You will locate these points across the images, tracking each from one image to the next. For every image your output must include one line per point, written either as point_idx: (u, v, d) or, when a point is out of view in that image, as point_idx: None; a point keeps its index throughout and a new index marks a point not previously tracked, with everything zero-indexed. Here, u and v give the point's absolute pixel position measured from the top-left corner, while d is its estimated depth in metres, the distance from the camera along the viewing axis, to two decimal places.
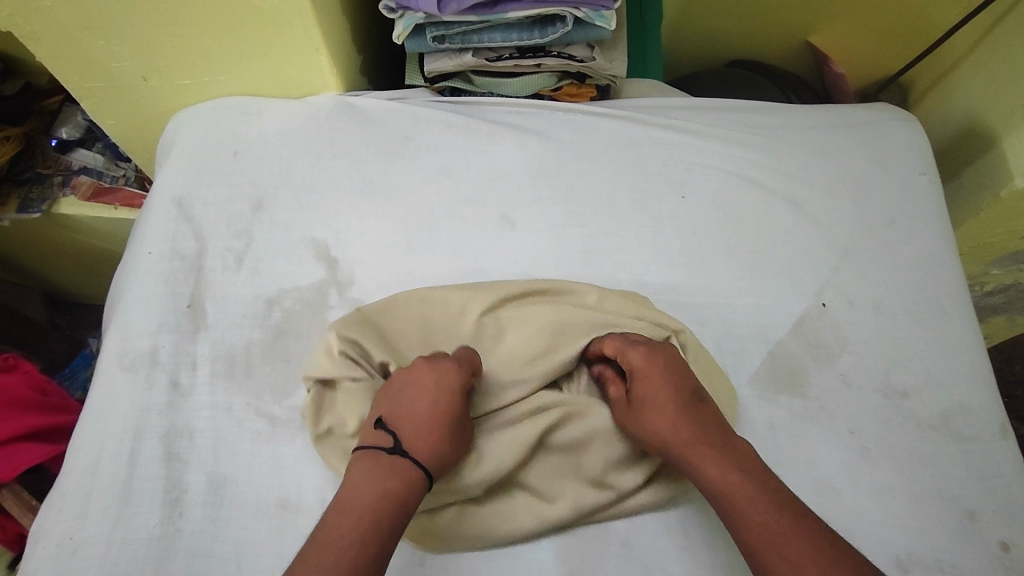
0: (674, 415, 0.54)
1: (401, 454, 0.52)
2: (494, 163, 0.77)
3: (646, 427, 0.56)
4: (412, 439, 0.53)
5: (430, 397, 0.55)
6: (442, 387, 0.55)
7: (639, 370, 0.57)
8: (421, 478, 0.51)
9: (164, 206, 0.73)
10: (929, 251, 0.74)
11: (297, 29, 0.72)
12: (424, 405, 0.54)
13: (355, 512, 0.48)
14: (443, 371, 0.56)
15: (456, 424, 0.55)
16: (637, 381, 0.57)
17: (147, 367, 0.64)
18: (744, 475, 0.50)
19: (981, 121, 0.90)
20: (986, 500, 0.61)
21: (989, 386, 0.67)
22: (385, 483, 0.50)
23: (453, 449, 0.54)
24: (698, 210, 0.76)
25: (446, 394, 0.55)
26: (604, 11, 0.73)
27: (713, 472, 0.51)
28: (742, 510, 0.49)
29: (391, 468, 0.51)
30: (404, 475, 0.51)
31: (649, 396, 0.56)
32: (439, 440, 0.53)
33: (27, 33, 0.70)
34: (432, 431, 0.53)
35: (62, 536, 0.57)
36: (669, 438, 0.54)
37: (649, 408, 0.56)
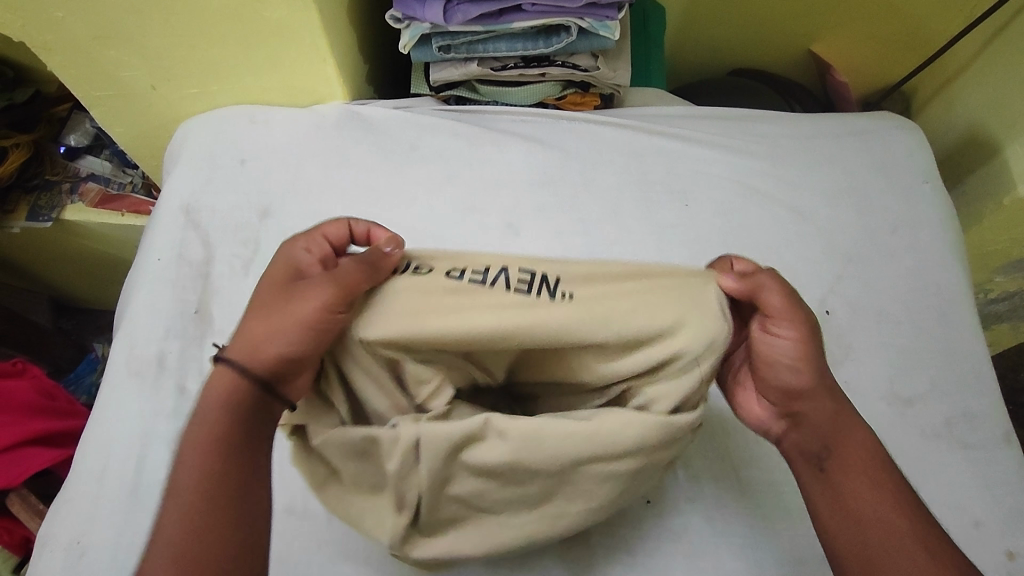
0: (824, 363, 0.51)
1: (221, 356, 0.48)
2: (499, 171, 0.78)
3: (818, 360, 0.50)
4: (239, 334, 0.49)
5: (265, 290, 0.50)
6: (273, 269, 0.52)
7: (795, 303, 0.53)
8: (242, 385, 0.46)
9: (172, 213, 0.74)
10: (933, 258, 0.75)
11: (304, 39, 0.73)
12: (261, 302, 0.50)
13: (181, 451, 0.45)
14: (285, 254, 0.53)
15: (286, 297, 0.49)
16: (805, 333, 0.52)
17: (155, 373, 0.65)
18: (876, 448, 0.49)
19: (984, 129, 0.90)
20: (991, 507, 0.61)
21: (993, 393, 0.67)
22: (210, 414, 0.46)
23: (274, 332, 0.47)
24: (702, 217, 0.76)
25: (279, 273, 0.51)
26: (609, 21, 0.74)
27: (861, 433, 0.49)
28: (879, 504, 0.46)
29: (210, 384, 0.47)
30: (218, 384, 0.46)
31: (809, 336, 0.52)
32: (259, 324, 0.48)
33: (40, 43, 0.71)
34: (259, 314, 0.49)
35: (70, 541, 0.57)
36: (830, 382, 0.50)
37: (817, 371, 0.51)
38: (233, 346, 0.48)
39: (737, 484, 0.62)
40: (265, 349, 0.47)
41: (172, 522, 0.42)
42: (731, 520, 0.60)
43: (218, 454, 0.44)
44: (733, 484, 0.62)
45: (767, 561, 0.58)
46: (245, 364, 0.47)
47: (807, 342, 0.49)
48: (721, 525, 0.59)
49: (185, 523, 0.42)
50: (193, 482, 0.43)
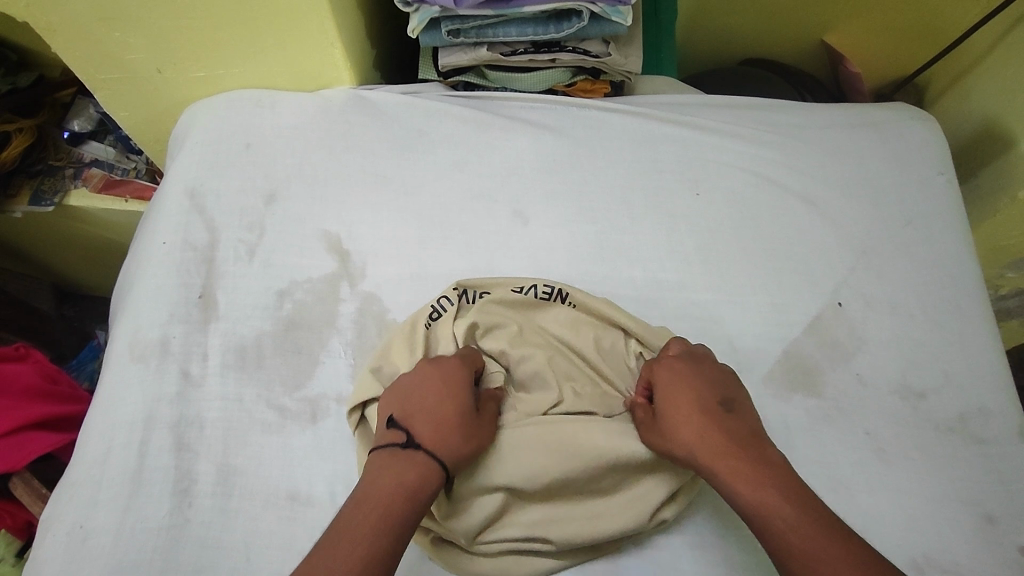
0: (704, 427, 0.51)
1: (416, 446, 0.49)
2: (507, 157, 0.77)
3: (674, 438, 0.52)
4: (427, 429, 0.50)
5: (436, 388, 0.52)
6: (456, 378, 0.53)
7: (672, 377, 0.55)
8: (440, 472, 0.49)
9: (177, 197, 0.73)
10: (947, 251, 0.73)
11: (312, 22, 0.71)
12: (439, 402, 0.52)
13: (370, 500, 0.46)
14: (453, 370, 0.54)
15: (470, 417, 0.52)
16: (660, 389, 0.55)
17: (158, 357, 0.64)
18: (786, 496, 0.46)
19: (1001, 122, 0.89)
20: (1004, 502, 0.60)
21: (1008, 389, 0.66)
22: (399, 476, 0.47)
23: (466, 439, 0.51)
24: (713, 207, 0.75)
25: (460, 389, 0.53)
26: (621, 5, 0.72)
27: (739, 490, 0.47)
28: (780, 535, 0.45)
29: (406, 461, 0.48)
30: (418, 466, 0.48)
31: (670, 405, 0.53)
32: (452, 434, 0.50)
33: (44, 24, 0.70)
34: (448, 422, 0.51)
35: (72, 526, 0.57)
36: (695, 453, 0.50)
37: (680, 413, 0.52)
38: (431, 441, 0.50)
39: None
40: (458, 459, 0.50)
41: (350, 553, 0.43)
42: None
43: (412, 512, 0.46)
44: None
45: None
46: (443, 464, 0.49)
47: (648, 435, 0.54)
48: (730, 517, 0.59)
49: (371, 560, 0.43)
50: (384, 519, 0.45)
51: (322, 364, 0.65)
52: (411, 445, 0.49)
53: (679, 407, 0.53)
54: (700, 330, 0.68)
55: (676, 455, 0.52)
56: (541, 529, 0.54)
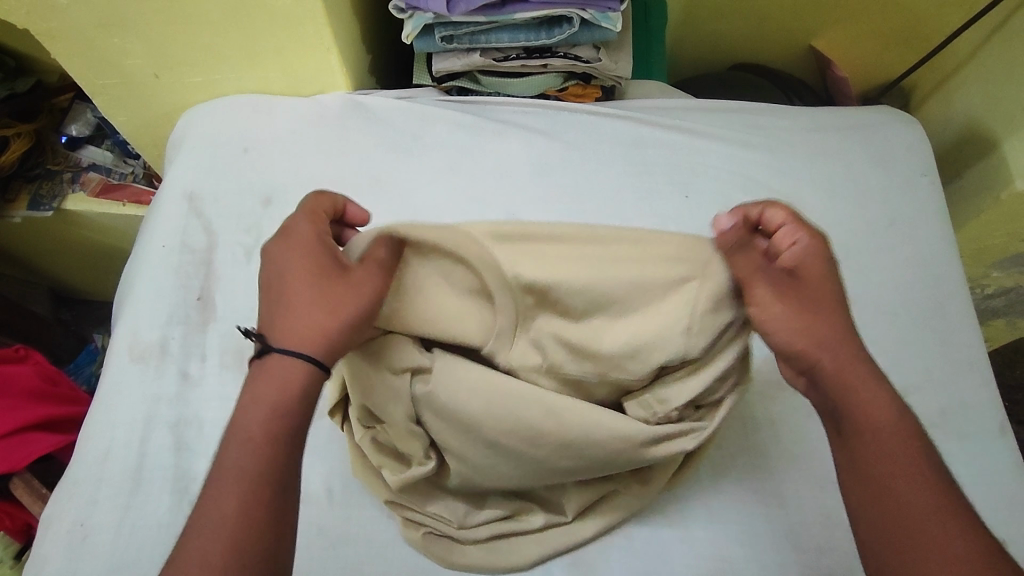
0: (835, 321, 0.48)
1: (271, 349, 0.45)
2: (500, 161, 0.78)
3: (802, 313, 0.48)
4: (278, 322, 0.46)
5: (288, 270, 0.47)
6: (291, 250, 0.48)
7: (807, 255, 0.49)
8: (304, 368, 0.45)
9: (175, 201, 0.74)
10: (930, 251, 0.75)
11: (307, 28, 0.73)
12: (295, 283, 0.47)
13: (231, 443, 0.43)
14: (290, 237, 0.48)
15: (322, 281, 0.46)
16: (805, 264, 0.49)
17: (158, 359, 0.65)
18: (901, 419, 0.46)
19: (983, 124, 0.91)
20: (985, 496, 0.62)
21: (988, 385, 0.68)
22: (257, 404, 0.44)
23: (331, 312, 0.45)
24: (701, 208, 0.77)
25: (300, 255, 0.47)
26: (611, 12, 0.74)
27: (869, 397, 0.47)
28: (894, 446, 0.45)
29: (262, 374, 0.45)
30: (273, 378, 0.44)
31: (817, 289, 0.48)
32: (309, 315, 0.46)
33: (44, 31, 0.71)
34: (300, 302, 0.46)
35: (73, 524, 0.58)
36: (820, 342, 0.47)
37: (822, 299, 0.48)
38: (286, 339, 0.45)
39: (734, 471, 0.63)
40: (325, 337, 0.45)
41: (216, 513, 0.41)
42: (728, 507, 0.61)
43: (272, 436, 0.43)
44: (729, 470, 0.62)
45: (763, 550, 0.59)
46: (313, 354, 0.45)
47: (782, 300, 0.47)
48: (717, 512, 0.60)
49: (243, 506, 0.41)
50: (253, 475, 0.42)
51: None
52: (265, 351, 0.45)
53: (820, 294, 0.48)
54: None
55: (790, 336, 0.47)
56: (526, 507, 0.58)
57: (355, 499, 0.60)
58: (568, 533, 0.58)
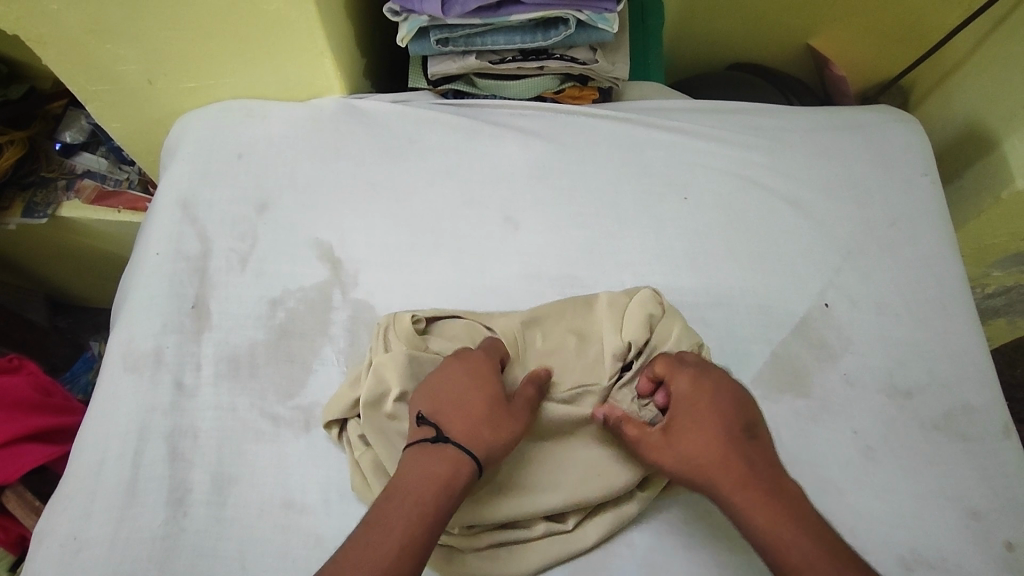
0: (716, 455, 0.51)
1: (445, 439, 0.50)
2: (496, 164, 0.78)
3: (681, 458, 0.52)
4: (453, 419, 0.51)
5: (465, 382, 0.54)
6: (480, 370, 0.55)
7: (682, 395, 0.54)
8: (469, 464, 0.49)
9: (169, 208, 0.74)
10: (931, 251, 0.74)
11: (302, 33, 0.72)
12: (473, 396, 0.53)
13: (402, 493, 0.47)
14: (472, 361, 0.55)
15: (499, 406, 0.53)
16: (681, 404, 0.54)
17: (151, 368, 0.64)
18: (795, 526, 0.47)
19: (983, 123, 0.90)
20: (990, 499, 0.61)
21: (992, 386, 0.67)
22: (429, 469, 0.49)
23: (497, 432, 0.51)
24: (700, 210, 0.76)
25: (488, 375, 0.55)
26: (607, 13, 0.73)
27: (758, 518, 0.48)
28: (793, 561, 0.45)
29: (435, 453, 0.50)
30: (447, 460, 0.49)
31: (690, 425, 0.52)
32: (480, 420, 0.51)
33: (35, 36, 0.70)
34: (475, 412, 0.52)
35: (66, 537, 0.57)
36: (708, 480, 0.50)
37: (697, 434, 0.52)
38: (466, 435, 0.51)
39: None
40: (492, 445, 0.51)
41: (376, 549, 0.44)
42: None
43: (441, 504, 0.47)
44: None
45: None
46: (478, 454, 0.50)
47: (661, 450, 0.53)
48: (721, 519, 0.60)
49: (401, 553, 0.44)
50: (412, 530, 0.45)
51: (314, 372, 0.66)
52: (441, 439, 0.50)
53: (697, 426, 0.52)
54: None
55: (677, 470, 0.52)
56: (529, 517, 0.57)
57: (352, 508, 0.59)
58: (568, 541, 0.57)
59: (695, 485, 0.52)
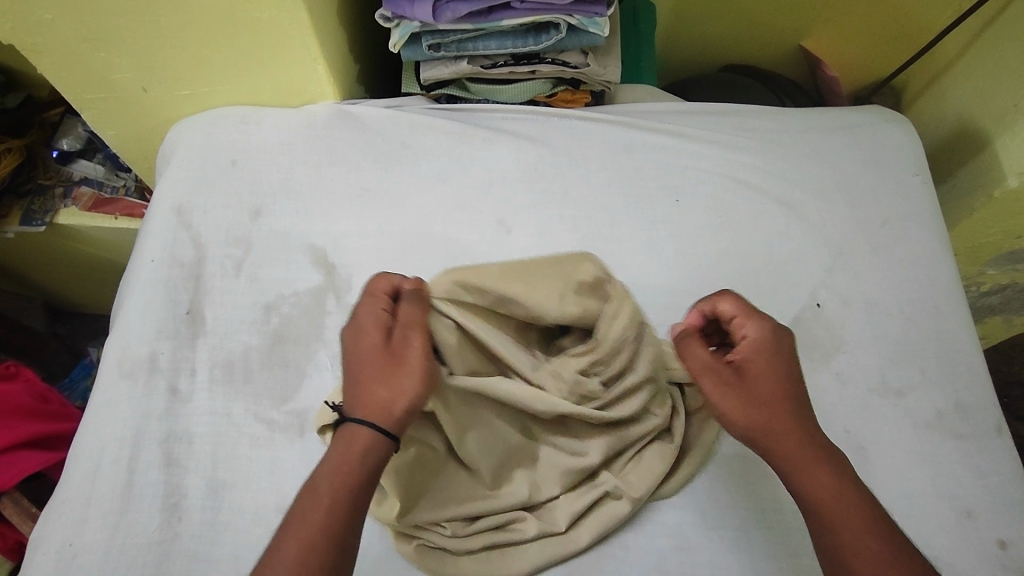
0: (778, 406, 0.50)
1: (346, 418, 0.49)
2: (489, 168, 0.78)
3: (746, 405, 0.50)
4: (351, 396, 0.50)
5: (354, 350, 0.52)
6: (361, 331, 0.52)
7: (755, 341, 0.53)
8: (377, 441, 0.48)
9: (164, 214, 0.74)
10: (923, 250, 0.75)
11: (295, 39, 0.73)
12: (363, 359, 0.51)
13: (307, 491, 0.46)
14: (357, 320, 0.53)
15: (385, 357, 0.50)
16: (753, 352, 0.52)
17: (146, 374, 0.65)
18: (843, 482, 0.48)
19: (974, 123, 0.90)
20: (983, 497, 0.61)
21: (985, 385, 0.67)
22: (332, 460, 0.47)
23: (389, 386, 0.49)
24: (692, 212, 0.76)
25: (368, 332, 0.52)
26: (598, 17, 0.74)
27: (813, 477, 0.48)
28: (841, 521, 0.47)
29: (338, 442, 0.48)
30: (350, 444, 0.47)
31: (762, 374, 0.52)
32: (374, 386, 0.49)
33: (30, 46, 0.71)
34: (365, 376, 0.50)
35: (61, 543, 0.57)
36: (766, 427, 0.50)
37: (763, 385, 0.51)
38: (362, 409, 0.49)
39: (732, 476, 0.62)
40: (393, 408, 0.48)
41: (283, 555, 0.44)
42: (725, 515, 0.60)
43: (346, 498, 0.46)
44: (726, 476, 0.62)
45: (760, 557, 0.58)
46: (383, 425, 0.48)
47: (729, 391, 0.51)
48: (715, 519, 0.60)
49: (308, 556, 0.44)
50: (318, 531, 0.45)
51: (308, 377, 0.66)
52: (342, 423, 0.49)
53: (764, 378, 0.52)
54: None
55: (741, 419, 0.50)
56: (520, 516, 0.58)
57: None
58: (560, 543, 0.57)
59: (752, 432, 0.50)
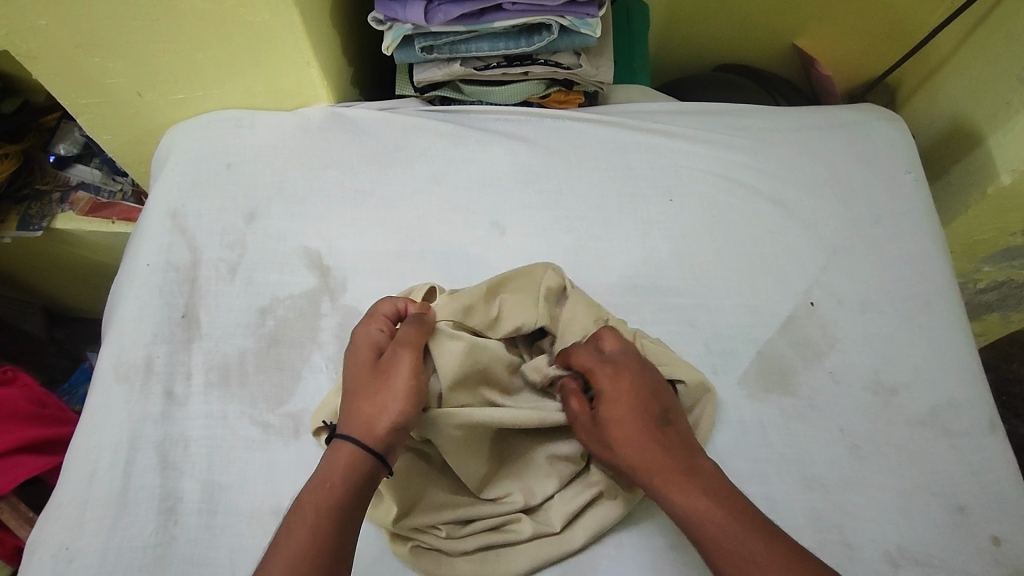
0: (644, 440, 0.53)
1: (336, 434, 0.52)
2: (483, 169, 0.78)
3: (608, 451, 0.54)
4: (344, 413, 0.53)
5: (352, 369, 0.55)
6: (356, 352, 0.56)
7: (610, 393, 0.55)
8: (361, 456, 0.50)
9: (159, 218, 0.74)
10: (916, 247, 0.75)
11: (287, 42, 0.73)
12: (357, 378, 0.54)
13: (294, 511, 0.48)
14: (359, 341, 0.57)
15: (376, 374, 0.53)
16: (604, 397, 0.55)
17: (142, 378, 0.65)
18: (707, 495, 0.50)
19: (968, 120, 0.91)
20: (977, 494, 0.62)
21: (979, 382, 0.68)
22: (317, 479, 0.49)
23: (376, 403, 0.51)
24: (686, 211, 0.76)
25: (363, 352, 0.55)
26: (590, 18, 0.74)
27: (682, 499, 0.50)
28: (713, 537, 0.48)
29: (325, 461, 0.50)
30: (335, 462, 0.50)
31: (615, 417, 0.54)
32: (364, 404, 0.52)
33: (24, 52, 0.71)
34: (357, 394, 0.53)
35: (58, 547, 0.57)
36: (631, 466, 0.53)
37: (617, 426, 0.54)
38: (349, 423, 0.51)
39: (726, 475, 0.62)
40: (374, 424, 0.51)
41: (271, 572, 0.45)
42: None
43: (330, 512, 0.48)
44: None
45: None
46: (365, 441, 0.50)
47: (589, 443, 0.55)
48: None
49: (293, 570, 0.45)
50: (303, 546, 0.46)
51: (304, 379, 0.66)
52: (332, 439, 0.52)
53: (619, 417, 0.54)
54: (676, 335, 0.69)
55: (608, 462, 0.54)
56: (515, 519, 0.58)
57: None
58: (555, 543, 0.57)
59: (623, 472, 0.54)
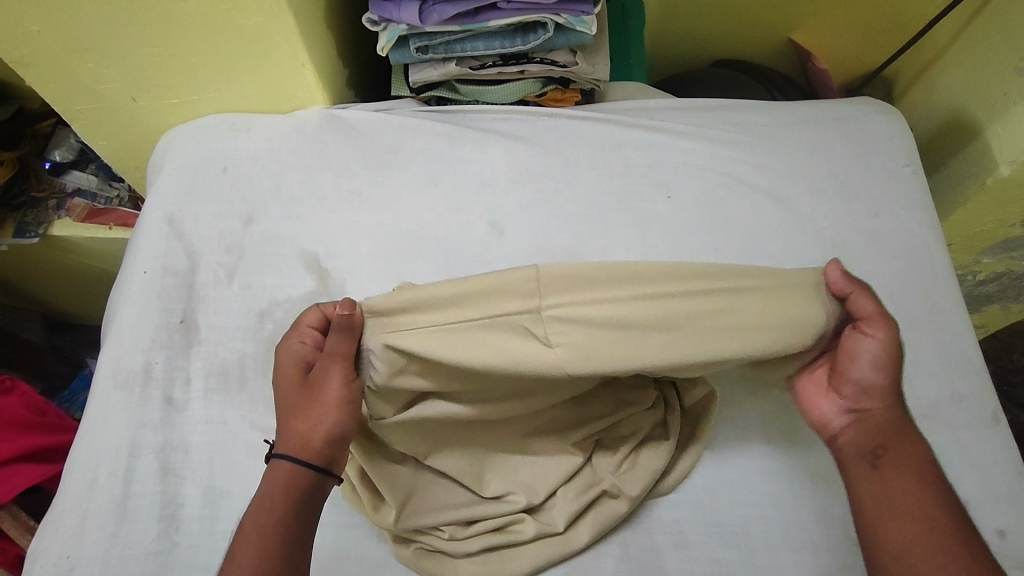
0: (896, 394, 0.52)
1: (273, 453, 0.51)
2: (481, 169, 0.78)
3: (879, 379, 0.51)
4: (279, 432, 0.52)
5: (281, 388, 0.52)
6: (281, 368, 0.53)
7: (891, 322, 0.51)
8: (303, 470, 0.50)
9: (154, 225, 0.74)
10: (915, 241, 0.75)
11: (282, 45, 0.73)
12: (287, 399, 0.52)
13: (242, 535, 0.48)
14: (284, 356, 0.53)
15: (304, 395, 0.51)
16: (896, 331, 0.52)
17: (141, 385, 0.64)
18: (928, 479, 0.49)
19: (964, 111, 0.90)
20: (980, 486, 0.61)
21: (980, 375, 0.67)
22: (261, 502, 0.49)
23: (308, 422, 0.50)
24: (685, 208, 0.76)
25: (290, 368, 0.52)
26: (585, 16, 0.74)
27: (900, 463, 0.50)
28: (917, 513, 0.48)
29: (265, 482, 0.50)
30: (276, 480, 0.49)
31: (896, 361, 0.51)
32: (297, 423, 0.50)
33: (16, 58, 0.70)
34: (289, 413, 0.51)
35: (59, 556, 0.57)
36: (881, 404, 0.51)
37: (889, 368, 0.51)
38: (283, 442, 0.51)
39: (729, 473, 0.62)
40: (311, 440, 0.50)
41: None
42: (724, 511, 0.60)
43: (278, 528, 0.48)
44: (724, 473, 0.62)
45: (759, 551, 0.58)
46: (303, 456, 0.50)
47: (869, 362, 0.51)
48: (713, 515, 0.60)
49: None
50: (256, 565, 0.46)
51: None
52: (269, 458, 0.51)
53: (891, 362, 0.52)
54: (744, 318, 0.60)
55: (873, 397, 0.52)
56: (518, 519, 0.58)
57: (343, 516, 0.59)
58: (559, 543, 0.57)
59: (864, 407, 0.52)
